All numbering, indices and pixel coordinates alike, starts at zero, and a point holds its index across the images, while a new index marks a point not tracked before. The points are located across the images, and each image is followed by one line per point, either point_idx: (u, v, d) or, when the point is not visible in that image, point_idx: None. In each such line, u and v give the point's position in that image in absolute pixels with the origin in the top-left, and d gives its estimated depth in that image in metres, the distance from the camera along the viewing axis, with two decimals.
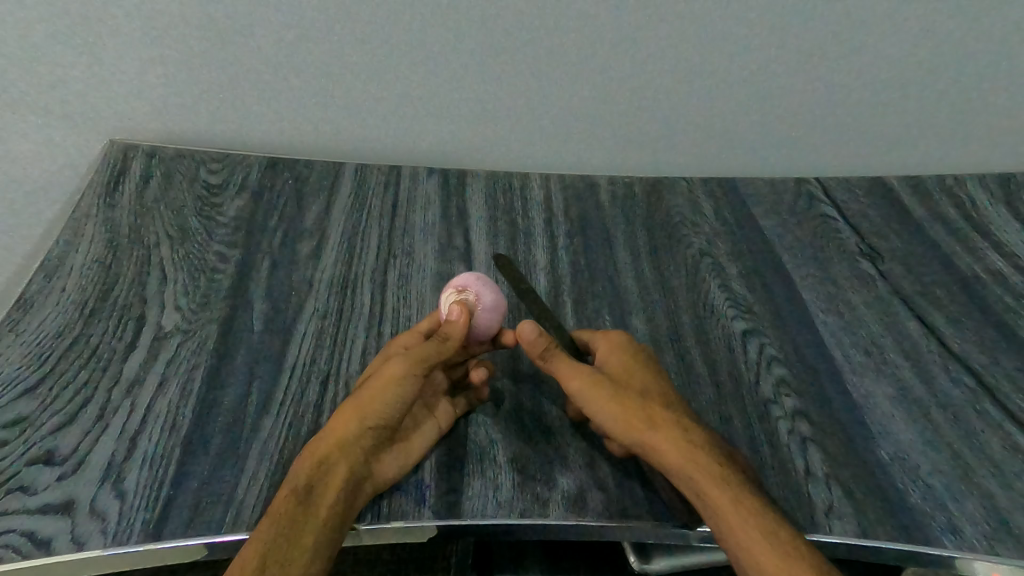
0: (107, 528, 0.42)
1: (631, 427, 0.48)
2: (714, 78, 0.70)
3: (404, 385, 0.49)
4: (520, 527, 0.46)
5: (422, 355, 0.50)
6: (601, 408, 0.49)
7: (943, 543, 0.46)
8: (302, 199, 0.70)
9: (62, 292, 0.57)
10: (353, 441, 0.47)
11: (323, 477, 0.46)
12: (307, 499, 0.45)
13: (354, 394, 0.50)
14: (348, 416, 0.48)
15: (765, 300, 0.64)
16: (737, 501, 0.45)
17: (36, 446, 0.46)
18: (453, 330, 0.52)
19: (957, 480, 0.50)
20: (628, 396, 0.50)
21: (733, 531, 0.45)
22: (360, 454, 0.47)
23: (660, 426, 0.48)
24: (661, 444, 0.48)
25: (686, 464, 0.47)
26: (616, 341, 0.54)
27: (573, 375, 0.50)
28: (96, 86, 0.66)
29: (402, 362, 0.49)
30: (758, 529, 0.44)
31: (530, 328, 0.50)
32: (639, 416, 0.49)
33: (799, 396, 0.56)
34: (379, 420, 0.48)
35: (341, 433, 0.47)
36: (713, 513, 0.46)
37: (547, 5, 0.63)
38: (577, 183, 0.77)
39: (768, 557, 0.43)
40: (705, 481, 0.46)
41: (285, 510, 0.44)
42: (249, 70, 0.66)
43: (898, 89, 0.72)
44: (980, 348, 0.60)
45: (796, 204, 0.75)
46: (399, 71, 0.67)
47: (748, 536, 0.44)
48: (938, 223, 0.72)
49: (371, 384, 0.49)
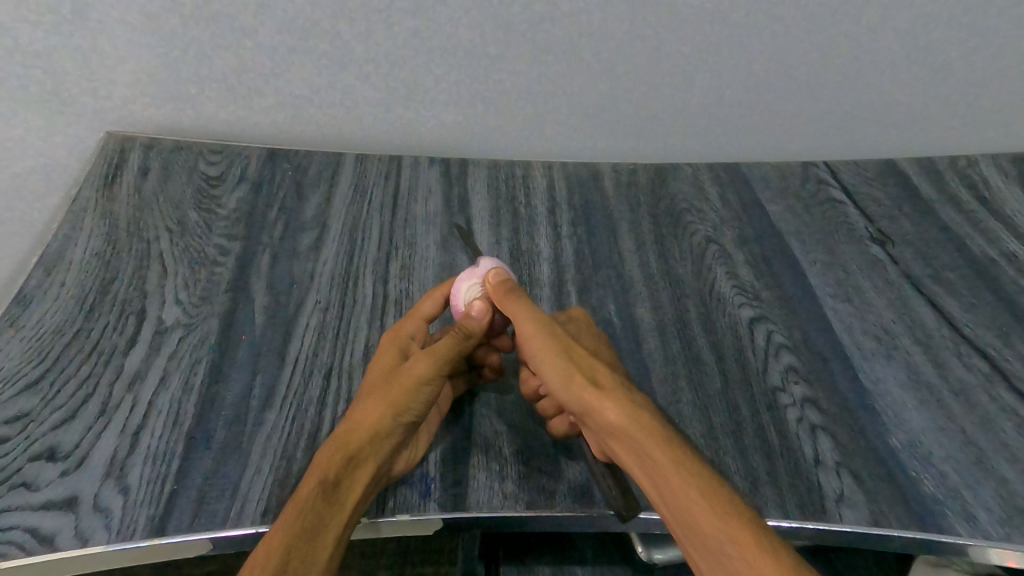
0: (110, 524, 0.42)
1: (571, 384, 0.46)
2: (723, 59, 0.68)
3: (434, 382, 0.48)
4: (526, 518, 0.46)
5: (450, 351, 0.49)
6: (545, 365, 0.48)
7: (957, 530, 0.45)
8: (301, 190, 0.69)
9: (61, 287, 0.57)
10: (385, 435, 0.46)
11: (352, 471, 0.44)
12: (335, 493, 0.43)
13: (385, 386, 0.48)
14: (379, 408, 0.47)
15: (772, 287, 0.63)
16: (678, 462, 0.41)
17: (38, 442, 0.46)
18: (473, 326, 0.51)
19: (970, 467, 0.49)
20: (575, 355, 0.48)
21: (676, 495, 0.40)
22: (389, 450, 0.46)
23: (605, 389, 0.45)
24: (601, 406, 0.44)
25: (634, 427, 0.43)
26: (574, 317, 0.54)
27: (526, 318, 0.49)
28: (90, 79, 0.65)
29: (435, 362, 0.48)
30: (702, 493, 0.40)
31: (510, 287, 0.52)
32: (579, 375, 0.46)
33: (808, 383, 0.55)
34: (411, 415, 0.47)
35: (371, 427, 0.46)
36: (653, 476, 0.42)
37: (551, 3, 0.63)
38: (580, 171, 0.76)
39: (734, 542, 0.38)
40: (646, 441, 0.42)
41: (311, 504, 0.42)
42: (247, 62, 0.65)
43: (911, 68, 0.70)
44: (993, 331, 0.58)
45: (804, 187, 0.74)
46: (400, 63, 0.66)
47: (688, 497, 0.40)
48: (951, 205, 0.71)
49: (401, 378, 0.48)
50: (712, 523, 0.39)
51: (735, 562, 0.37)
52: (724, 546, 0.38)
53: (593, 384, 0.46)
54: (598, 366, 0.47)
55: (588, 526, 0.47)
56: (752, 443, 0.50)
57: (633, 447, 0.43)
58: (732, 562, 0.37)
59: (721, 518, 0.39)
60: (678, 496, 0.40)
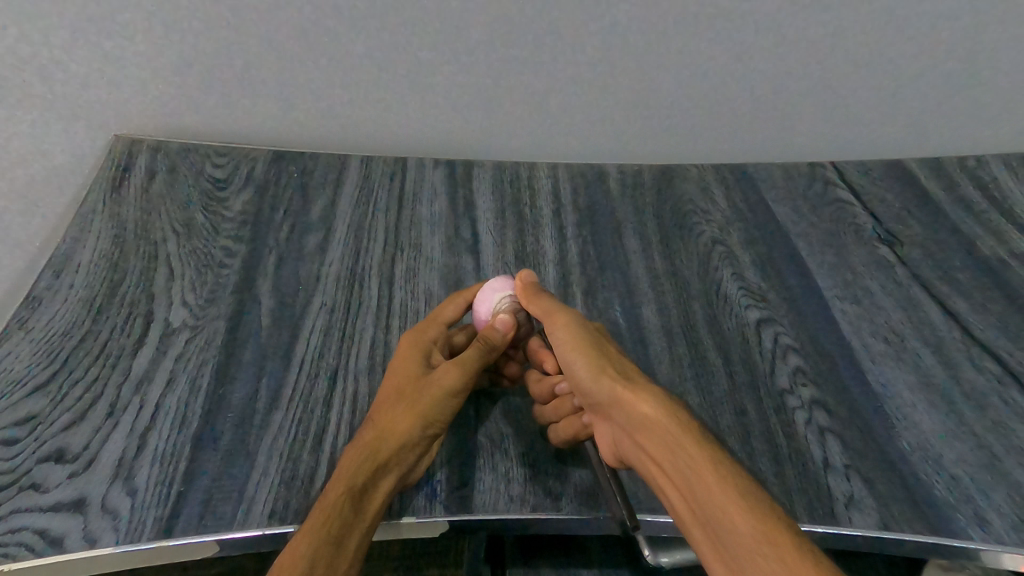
0: (119, 525, 0.42)
1: (603, 377, 0.47)
2: (728, 60, 0.68)
3: (462, 394, 0.49)
4: (533, 521, 0.46)
5: (479, 363, 0.50)
6: (574, 358, 0.49)
7: (969, 535, 0.45)
8: (307, 193, 0.69)
9: (70, 289, 0.57)
10: (413, 446, 0.47)
11: (378, 479, 0.45)
12: (361, 500, 0.44)
13: (413, 395, 0.49)
14: (409, 418, 0.47)
15: (779, 288, 0.63)
16: (713, 460, 0.41)
17: (48, 444, 0.46)
18: (495, 338, 0.51)
19: (983, 470, 0.48)
20: (607, 356, 0.48)
21: (710, 492, 0.39)
22: (413, 459, 0.47)
23: (638, 384, 0.46)
24: (634, 400, 0.45)
25: (668, 423, 0.43)
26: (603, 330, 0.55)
27: (557, 312, 0.51)
28: (97, 83, 0.65)
29: (465, 375, 0.49)
30: (737, 492, 0.39)
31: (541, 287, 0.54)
32: (611, 369, 0.47)
33: (816, 385, 0.54)
34: (437, 427, 0.48)
35: (403, 436, 0.46)
36: (687, 473, 0.41)
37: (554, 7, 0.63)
38: (585, 172, 0.76)
39: (770, 543, 0.36)
40: (681, 437, 0.42)
41: (339, 509, 0.43)
42: (252, 66, 0.65)
43: (919, 68, 0.69)
44: (1005, 333, 0.58)
45: (810, 188, 0.73)
46: (404, 66, 0.66)
47: (723, 496, 0.39)
48: (960, 206, 0.70)
49: (431, 389, 0.49)
50: (748, 523, 0.37)
51: (771, 563, 0.36)
52: (761, 549, 0.36)
53: (625, 380, 0.46)
54: (629, 368, 0.48)
55: (595, 529, 0.47)
56: (761, 446, 0.50)
57: (665, 443, 0.43)
58: (768, 564, 0.36)
59: (757, 519, 0.37)
60: (712, 497, 0.39)
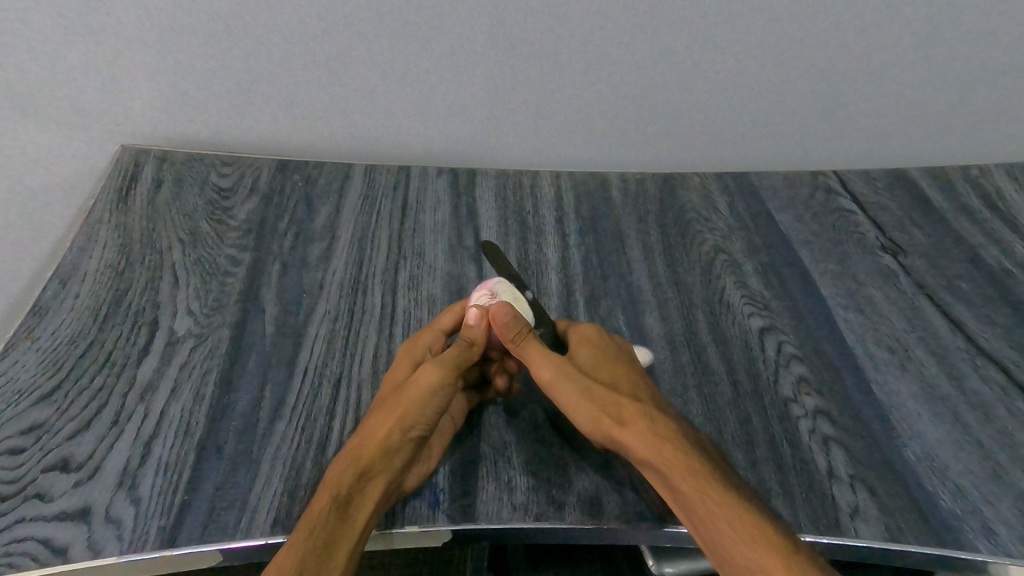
0: (123, 535, 0.42)
1: (599, 422, 0.48)
2: (731, 66, 0.68)
3: (442, 392, 0.50)
4: (535, 530, 0.46)
5: (456, 360, 0.51)
6: (573, 406, 0.50)
7: (976, 547, 0.44)
8: (311, 201, 0.70)
9: (76, 298, 0.57)
10: (395, 451, 0.47)
11: (363, 487, 0.45)
12: (346, 510, 0.43)
13: (395, 400, 0.50)
14: (388, 424, 0.48)
15: (782, 296, 0.63)
16: (705, 492, 0.43)
17: (53, 453, 0.46)
18: (474, 335, 0.53)
19: (989, 481, 0.48)
20: (598, 391, 0.50)
21: (708, 528, 0.42)
22: (400, 464, 0.46)
23: (629, 421, 0.47)
24: (627, 441, 0.47)
25: (657, 459, 0.45)
26: (586, 335, 0.55)
27: (543, 363, 0.51)
28: (104, 94, 0.65)
29: (438, 373, 0.50)
30: (729, 523, 0.42)
31: (502, 312, 0.52)
32: (605, 410, 0.49)
33: (819, 395, 0.54)
34: (420, 429, 0.48)
35: (383, 442, 0.47)
36: (686, 508, 0.44)
37: (554, 19, 0.63)
38: (587, 180, 0.76)
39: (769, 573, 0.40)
40: (673, 473, 0.44)
41: (322, 520, 0.43)
42: (258, 74, 0.66)
43: (923, 75, 0.69)
44: (1008, 342, 0.58)
45: (813, 197, 0.73)
46: (406, 77, 0.67)
47: (720, 530, 0.42)
48: (963, 214, 0.70)
49: (409, 392, 0.49)
50: (746, 555, 0.41)
51: None
52: None
53: (614, 422, 0.48)
54: (622, 398, 0.49)
55: (599, 538, 0.47)
56: (764, 455, 0.50)
57: (661, 480, 0.45)
58: None
59: (752, 549, 0.41)
60: (711, 532, 0.42)
